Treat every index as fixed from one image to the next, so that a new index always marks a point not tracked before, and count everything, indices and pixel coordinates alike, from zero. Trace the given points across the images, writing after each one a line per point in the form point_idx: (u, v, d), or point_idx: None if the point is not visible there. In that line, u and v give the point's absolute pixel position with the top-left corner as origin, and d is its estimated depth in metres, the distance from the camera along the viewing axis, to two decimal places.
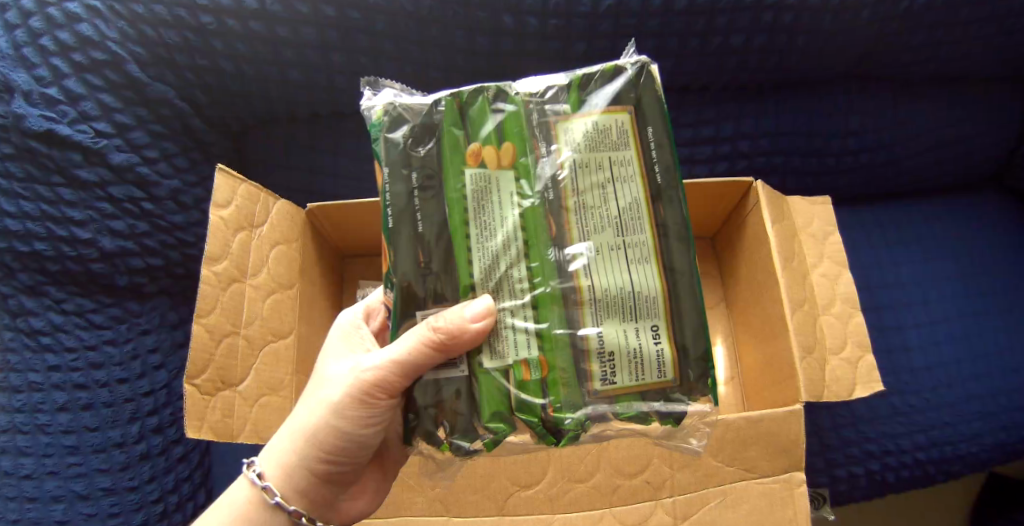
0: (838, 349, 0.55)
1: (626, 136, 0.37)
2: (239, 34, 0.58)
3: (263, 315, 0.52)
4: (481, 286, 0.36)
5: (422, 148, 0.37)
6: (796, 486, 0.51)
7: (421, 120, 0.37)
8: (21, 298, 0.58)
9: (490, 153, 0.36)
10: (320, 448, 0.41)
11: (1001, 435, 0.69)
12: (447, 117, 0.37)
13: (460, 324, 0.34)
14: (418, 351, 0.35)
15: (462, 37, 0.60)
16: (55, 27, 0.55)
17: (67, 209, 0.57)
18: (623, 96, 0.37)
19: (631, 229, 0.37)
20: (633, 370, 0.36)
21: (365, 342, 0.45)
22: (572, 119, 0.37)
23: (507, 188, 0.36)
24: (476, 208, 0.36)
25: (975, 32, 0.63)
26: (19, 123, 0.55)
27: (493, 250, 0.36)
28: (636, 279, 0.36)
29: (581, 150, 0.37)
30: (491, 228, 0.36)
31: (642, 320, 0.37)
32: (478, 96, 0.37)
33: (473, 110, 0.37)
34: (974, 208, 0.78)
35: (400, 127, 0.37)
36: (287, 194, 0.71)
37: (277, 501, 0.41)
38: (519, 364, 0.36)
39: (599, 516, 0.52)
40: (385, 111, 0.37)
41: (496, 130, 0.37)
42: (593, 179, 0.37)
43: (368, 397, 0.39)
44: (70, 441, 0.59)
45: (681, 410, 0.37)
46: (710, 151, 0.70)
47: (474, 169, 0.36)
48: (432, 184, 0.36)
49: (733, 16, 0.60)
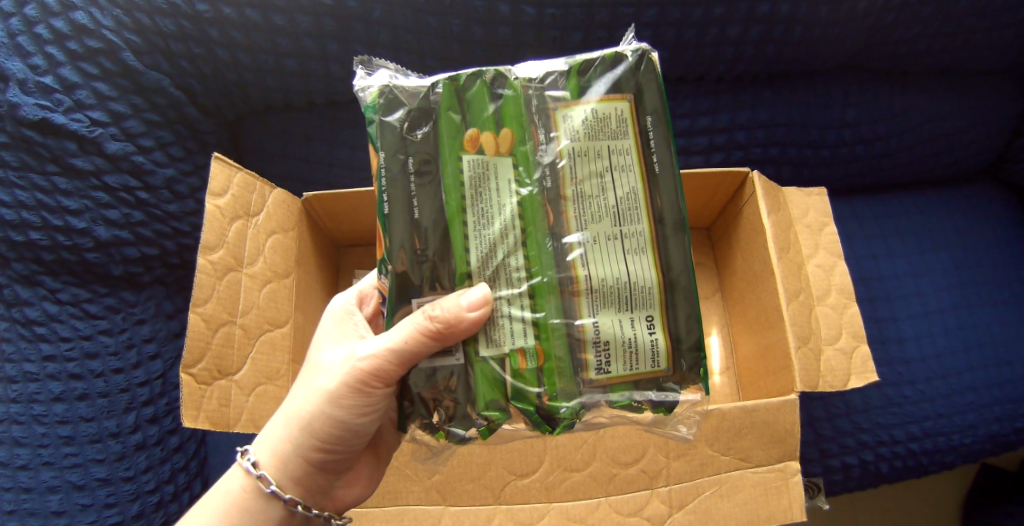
0: (833, 339, 0.56)
1: (625, 124, 0.37)
2: (235, 22, 0.58)
3: (259, 304, 0.51)
4: (477, 274, 0.36)
5: (418, 132, 0.36)
6: (791, 475, 0.52)
7: (417, 104, 0.37)
8: (17, 288, 0.58)
9: (487, 139, 0.36)
10: (314, 437, 0.41)
11: (994, 426, 0.70)
12: (444, 101, 0.36)
13: (456, 313, 0.34)
14: (414, 339, 0.35)
15: (459, 25, 0.60)
16: (49, 16, 0.54)
17: (62, 199, 0.57)
18: (622, 84, 0.37)
19: (628, 218, 0.37)
20: (628, 359, 0.37)
21: (358, 330, 0.45)
22: (572, 106, 0.37)
23: (505, 175, 0.36)
24: (473, 195, 0.36)
25: (970, 24, 0.64)
26: (13, 111, 0.55)
27: (490, 237, 0.36)
28: (632, 270, 0.36)
29: (579, 138, 0.36)
30: (488, 215, 0.36)
31: (636, 310, 0.37)
32: (476, 81, 0.37)
33: (472, 95, 0.37)
34: (970, 201, 0.78)
35: (396, 111, 0.36)
36: (281, 183, 0.70)
37: (272, 490, 0.41)
38: (515, 352, 0.36)
39: (596, 505, 0.52)
40: (381, 93, 0.37)
41: (493, 116, 0.37)
42: (591, 168, 0.36)
43: (362, 385, 0.39)
44: (65, 431, 0.59)
45: (673, 399, 0.38)
46: (707, 142, 0.69)
47: (472, 155, 0.36)
48: (429, 170, 0.36)
49: (729, 7, 0.60)
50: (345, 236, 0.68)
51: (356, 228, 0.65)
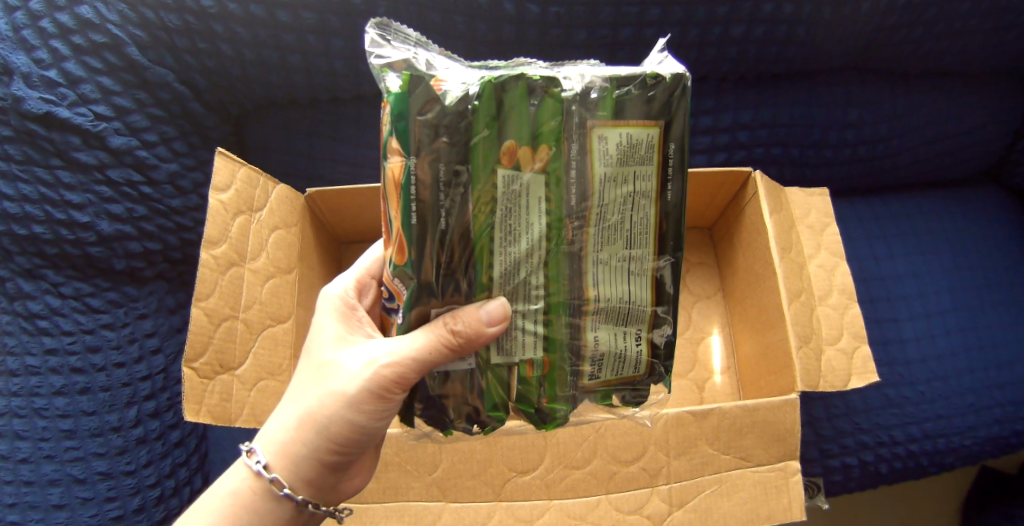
0: (834, 339, 0.56)
1: (653, 153, 0.33)
2: (239, 18, 0.58)
3: (262, 300, 0.51)
4: (498, 287, 0.34)
5: (451, 139, 0.29)
6: (791, 475, 0.52)
7: (452, 106, 0.29)
8: (19, 281, 0.58)
9: (524, 154, 0.31)
10: (329, 440, 0.40)
11: (994, 428, 0.70)
12: (484, 107, 0.29)
13: (477, 327, 0.32)
14: (435, 353, 0.33)
15: (463, 23, 0.60)
16: (54, 10, 0.55)
17: (65, 193, 0.57)
18: (655, 108, 0.33)
19: (639, 243, 0.36)
20: (616, 367, 0.39)
21: (364, 327, 0.43)
22: (609, 125, 0.32)
23: (536, 195, 0.32)
24: (503, 212, 0.31)
25: (974, 26, 0.64)
26: (17, 105, 0.55)
27: (515, 257, 0.33)
28: (633, 291, 0.37)
29: (612, 163, 0.33)
30: (516, 233, 0.32)
31: (630, 325, 0.38)
32: (515, 85, 0.30)
33: (509, 103, 0.30)
34: (972, 203, 0.78)
35: (430, 110, 0.28)
36: (284, 179, 0.70)
37: (285, 492, 0.40)
38: (524, 362, 0.36)
39: (596, 503, 0.52)
40: (411, 83, 0.28)
41: (530, 127, 0.31)
42: (616, 192, 0.34)
43: (380, 393, 0.37)
44: (67, 425, 0.59)
45: (644, 397, 0.41)
46: (709, 142, 0.69)
47: (506, 172, 0.31)
48: (460, 183, 0.30)
49: (733, 7, 0.61)
50: (348, 233, 0.68)
51: (358, 224, 0.65)
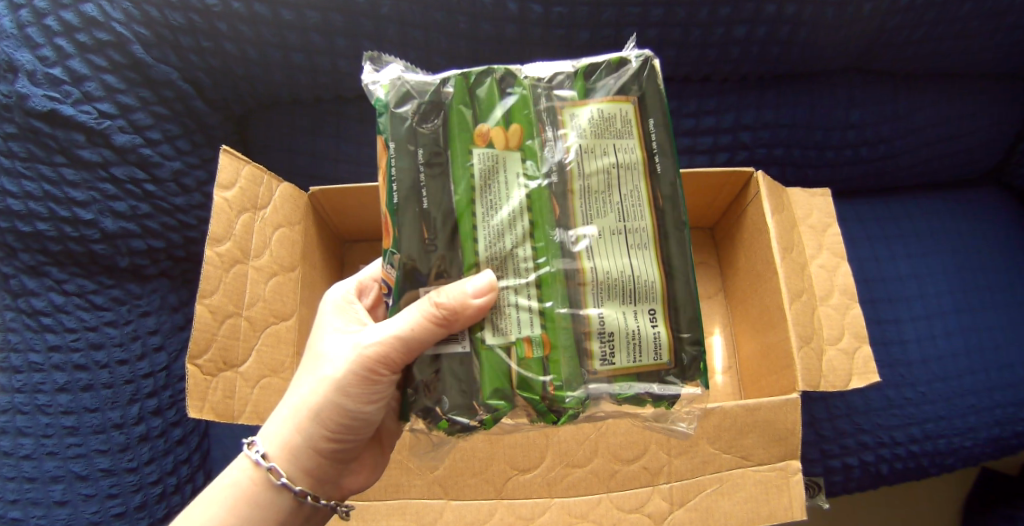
0: (835, 339, 0.56)
1: (631, 126, 0.36)
2: (243, 17, 0.58)
3: (265, 297, 0.52)
4: (485, 263, 0.34)
5: (428, 125, 0.34)
6: (792, 474, 0.52)
7: (428, 98, 0.34)
8: (23, 278, 0.58)
9: (497, 134, 0.34)
10: (324, 427, 0.40)
11: (995, 430, 0.70)
12: (456, 96, 0.34)
13: (461, 300, 0.32)
14: (421, 328, 0.33)
15: (465, 23, 0.61)
16: (59, 8, 0.55)
17: (68, 190, 0.57)
18: (626, 86, 0.36)
19: (632, 215, 0.36)
20: (631, 351, 0.36)
21: (359, 318, 0.43)
22: (579, 104, 0.35)
23: (514, 169, 0.34)
24: (483, 186, 0.34)
25: (976, 27, 0.64)
26: (22, 102, 0.55)
27: (498, 228, 0.34)
28: (636, 265, 0.36)
29: (587, 136, 0.35)
30: (497, 206, 0.34)
31: (641, 303, 0.36)
32: (486, 78, 0.35)
33: (482, 92, 0.35)
34: (973, 205, 0.78)
35: (407, 103, 0.34)
36: (287, 177, 0.71)
37: (283, 482, 0.40)
38: (521, 340, 0.35)
39: (597, 501, 0.52)
40: (392, 87, 0.34)
41: (505, 111, 0.34)
42: (597, 164, 0.35)
43: (371, 374, 0.38)
44: (70, 421, 0.59)
45: (673, 392, 0.37)
46: (710, 142, 0.70)
47: (482, 150, 0.34)
48: (439, 163, 0.34)
49: (736, 7, 0.61)
50: (350, 231, 0.68)
51: (360, 223, 0.66)
